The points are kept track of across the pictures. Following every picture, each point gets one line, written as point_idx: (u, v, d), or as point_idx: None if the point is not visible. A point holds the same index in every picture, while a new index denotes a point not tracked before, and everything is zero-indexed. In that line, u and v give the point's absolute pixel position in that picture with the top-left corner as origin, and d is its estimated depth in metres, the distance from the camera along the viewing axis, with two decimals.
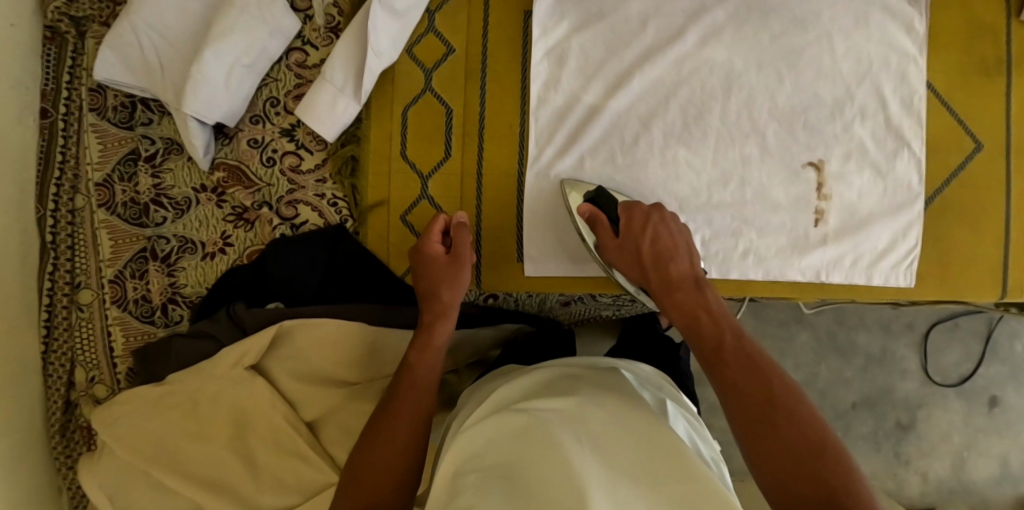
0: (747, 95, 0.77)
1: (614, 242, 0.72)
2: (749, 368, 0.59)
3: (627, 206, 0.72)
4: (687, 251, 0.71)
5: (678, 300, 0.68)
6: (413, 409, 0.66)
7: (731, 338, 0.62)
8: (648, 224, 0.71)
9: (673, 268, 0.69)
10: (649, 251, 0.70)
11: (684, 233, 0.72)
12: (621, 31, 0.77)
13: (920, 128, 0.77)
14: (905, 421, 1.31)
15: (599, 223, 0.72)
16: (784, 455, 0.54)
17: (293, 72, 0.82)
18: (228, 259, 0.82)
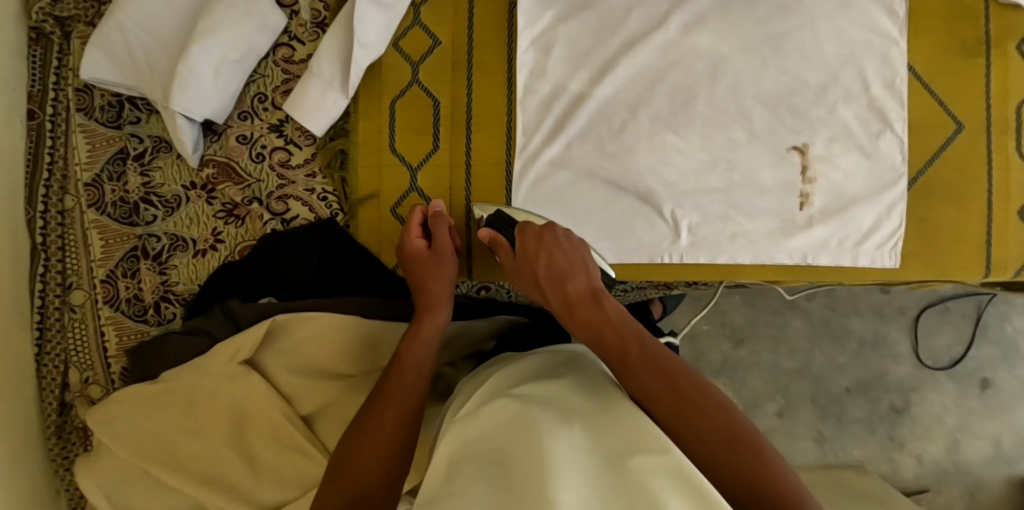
0: (732, 79, 0.77)
1: (514, 263, 0.70)
2: (652, 373, 0.56)
3: (520, 226, 0.70)
4: (584, 262, 0.68)
5: (579, 318, 0.63)
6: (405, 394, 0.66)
7: (635, 348, 0.59)
8: (541, 242, 0.69)
9: (573, 285, 0.65)
10: (546, 270, 0.67)
11: (580, 246, 0.70)
12: (606, 20, 0.77)
13: (903, 110, 0.78)
14: (899, 404, 1.33)
15: (499, 244, 0.71)
16: (705, 457, 0.51)
17: (280, 68, 0.82)
18: (220, 255, 0.82)
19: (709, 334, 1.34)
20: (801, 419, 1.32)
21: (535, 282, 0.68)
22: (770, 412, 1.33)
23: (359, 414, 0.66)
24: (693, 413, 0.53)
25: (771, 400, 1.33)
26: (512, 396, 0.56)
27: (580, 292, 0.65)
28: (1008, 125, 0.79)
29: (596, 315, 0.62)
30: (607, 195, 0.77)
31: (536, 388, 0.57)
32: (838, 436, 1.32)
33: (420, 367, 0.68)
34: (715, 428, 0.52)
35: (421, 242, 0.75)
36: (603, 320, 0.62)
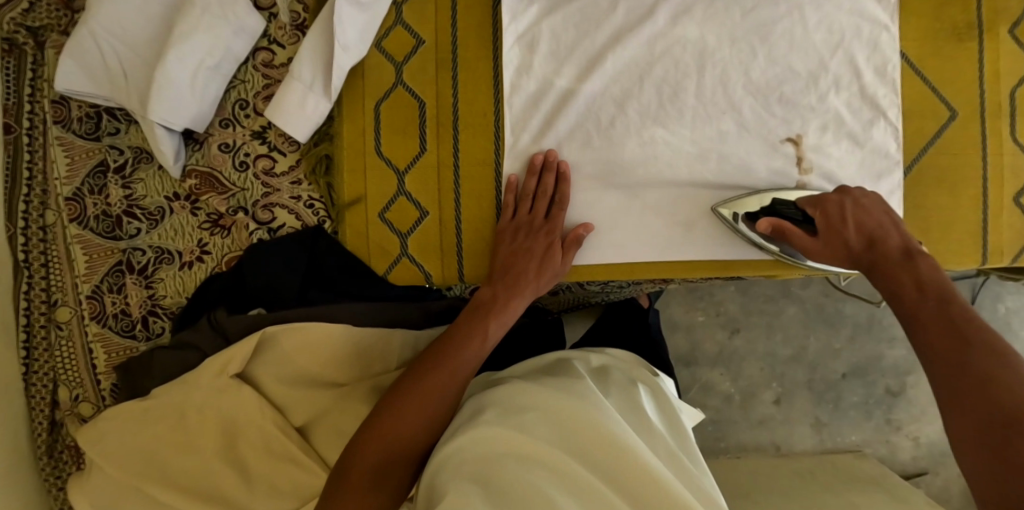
0: (720, 70, 0.76)
1: (811, 242, 0.70)
2: (943, 328, 0.56)
3: (814, 200, 0.71)
4: (892, 224, 0.69)
5: (889, 272, 0.64)
6: (427, 395, 0.66)
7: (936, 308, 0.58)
8: (845, 213, 0.69)
9: (886, 244, 0.67)
10: (856, 235, 0.68)
11: (882, 207, 0.70)
12: (592, 13, 0.76)
13: (896, 96, 0.77)
14: (894, 388, 1.34)
15: (792, 233, 0.70)
16: (976, 403, 0.50)
17: (260, 72, 0.80)
18: (206, 267, 0.80)
19: (705, 324, 1.34)
20: (798, 406, 1.34)
21: (847, 254, 0.69)
22: (768, 399, 1.34)
23: (381, 406, 0.66)
24: (974, 356, 0.53)
25: (768, 388, 1.33)
26: (488, 418, 0.60)
27: (897, 248, 0.66)
28: (1001, 110, 0.78)
29: (905, 271, 0.63)
30: (597, 193, 0.76)
31: (519, 400, 0.62)
32: (835, 420, 1.34)
33: (468, 362, 0.68)
34: (1000, 372, 0.51)
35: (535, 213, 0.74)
36: (914, 275, 0.62)
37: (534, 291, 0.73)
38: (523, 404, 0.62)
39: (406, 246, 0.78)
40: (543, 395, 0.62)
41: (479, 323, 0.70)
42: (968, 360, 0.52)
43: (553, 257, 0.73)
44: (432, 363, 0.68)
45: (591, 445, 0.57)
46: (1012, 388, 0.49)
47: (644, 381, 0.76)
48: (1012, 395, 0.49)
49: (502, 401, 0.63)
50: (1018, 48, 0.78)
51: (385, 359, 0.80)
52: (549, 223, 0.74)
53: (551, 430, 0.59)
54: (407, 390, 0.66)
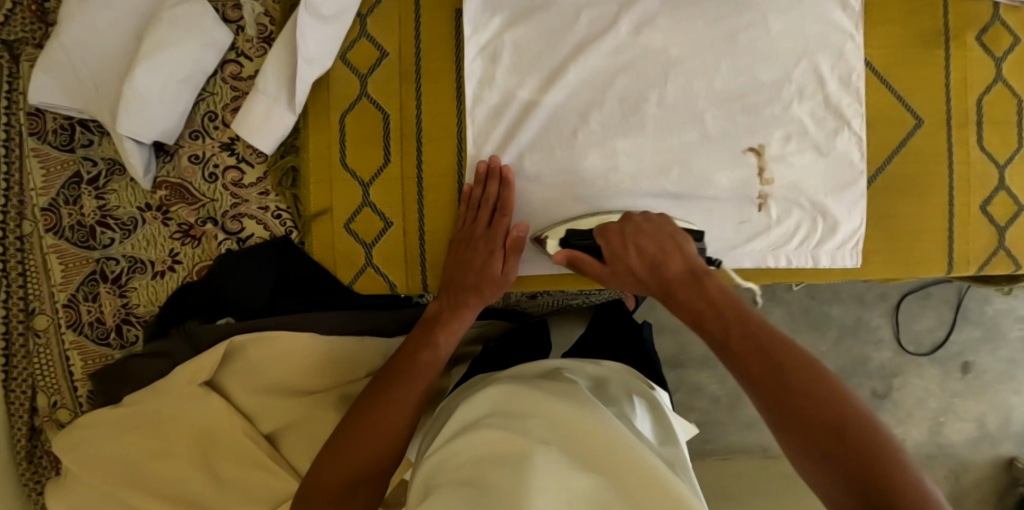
0: (683, 80, 0.76)
1: (603, 271, 0.70)
2: (753, 347, 0.56)
3: (602, 230, 0.71)
4: (676, 246, 0.68)
5: (681, 299, 0.63)
6: (392, 409, 0.68)
7: (737, 326, 0.58)
8: (627, 240, 0.69)
9: (668, 270, 0.66)
10: (639, 263, 0.68)
11: (666, 227, 0.69)
12: (554, 24, 0.76)
13: (860, 106, 0.77)
14: (881, 390, 1.33)
15: (584, 263, 0.71)
16: (812, 435, 0.51)
17: (229, 85, 0.81)
18: (177, 276, 0.82)
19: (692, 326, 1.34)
20: None
21: (635, 279, 0.68)
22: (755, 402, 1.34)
23: (347, 423, 0.68)
24: (788, 374, 0.53)
25: None
26: (489, 422, 0.59)
27: (679, 274, 0.65)
28: (968, 118, 0.78)
29: (696, 296, 0.63)
30: (558, 205, 0.76)
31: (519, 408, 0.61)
32: None
33: (431, 362, 0.72)
34: (819, 396, 0.52)
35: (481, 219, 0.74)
36: (708, 300, 0.61)
37: (478, 302, 0.75)
38: (522, 411, 0.61)
39: (371, 257, 0.79)
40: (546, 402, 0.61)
41: (446, 332, 0.73)
42: (786, 389, 0.53)
43: (494, 264, 0.74)
44: (391, 378, 0.70)
45: (593, 449, 0.55)
46: (834, 413, 0.51)
47: (639, 393, 0.79)
48: (841, 421, 0.50)
49: (505, 407, 0.62)
50: (985, 55, 0.78)
51: (355, 369, 0.81)
52: (490, 231, 0.74)
53: (551, 434, 0.57)
54: (374, 406, 0.68)
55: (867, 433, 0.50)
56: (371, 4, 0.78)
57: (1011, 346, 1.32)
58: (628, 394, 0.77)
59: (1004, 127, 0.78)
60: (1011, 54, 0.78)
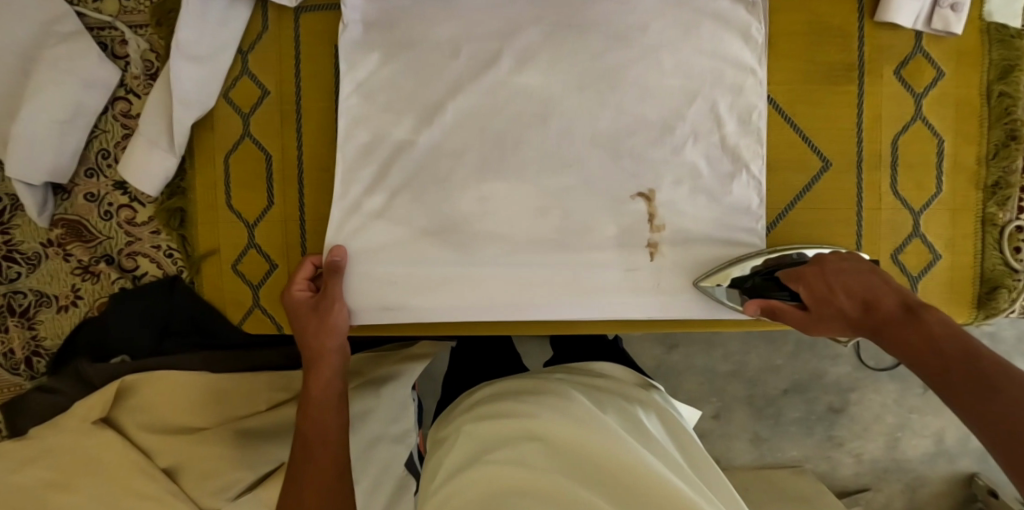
0: (566, 120, 0.71)
1: (805, 317, 0.61)
2: (982, 390, 0.46)
3: (791, 275, 0.63)
4: (884, 281, 0.58)
5: (896, 341, 0.53)
6: (323, 482, 0.65)
7: (958, 363, 0.48)
8: (831, 283, 0.59)
9: (882, 308, 0.56)
10: (849, 303, 0.58)
11: (866, 265, 0.60)
12: (428, 59, 0.72)
13: (760, 147, 0.72)
14: (837, 404, 1.28)
15: (780, 311, 0.63)
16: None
17: (119, 122, 0.81)
18: (80, 311, 0.84)
19: (642, 338, 1.29)
20: (737, 420, 1.29)
21: (846, 324, 0.58)
22: (706, 415, 1.30)
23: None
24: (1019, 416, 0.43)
25: (707, 403, 1.29)
26: (491, 460, 0.63)
27: (895, 308, 0.55)
28: (881, 159, 0.73)
29: (920, 335, 0.52)
30: (426, 249, 0.73)
31: (507, 450, 0.63)
32: (774, 436, 1.29)
33: (329, 403, 0.69)
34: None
35: (302, 292, 0.72)
36: (925, 341, 0.51)
37: (332, 341, 0.71)
38: (514, 439, 0.65)
39: (258, 298, 0.78)
40: (552, 424, 0.65)
41: (315, 375, 0.70)
42: (1020, 429, 0.42)
43: (314, 318, 0.71)
44: (304, 451, 0.67)
45: (598, 471, 0.61)
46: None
47: (638, 396, 0.78)
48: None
49: (492, 437, 0.66)
50: (902, 90, 0.72)
51: (253, 400, 0.83)
52: (297, 300, 0.72)
53: (552, 463, 0.62)
54: (301, 489, 0.65)
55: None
56: (252, 40, 0.76)
57: None
58: (631, 404, 0.74)
59: (919, 169, 0.73)
60: (932, 89, 0.72)
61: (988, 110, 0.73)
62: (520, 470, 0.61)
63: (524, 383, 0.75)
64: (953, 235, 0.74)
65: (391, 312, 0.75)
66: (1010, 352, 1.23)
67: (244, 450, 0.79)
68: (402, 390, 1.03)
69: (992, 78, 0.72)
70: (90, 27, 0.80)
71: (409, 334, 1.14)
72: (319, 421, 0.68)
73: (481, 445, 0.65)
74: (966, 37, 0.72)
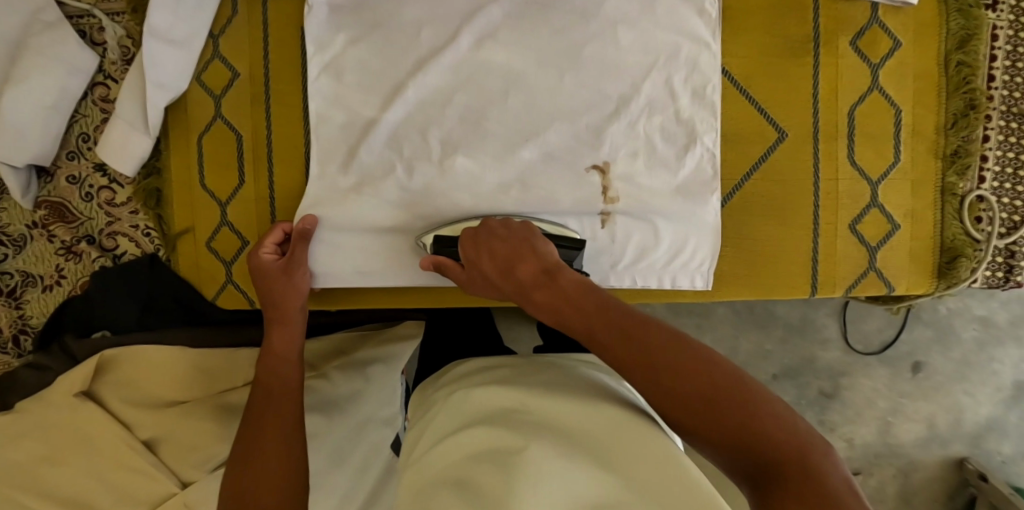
0: (526, 96, 0.73)
1: (464, 277, 0.67)
2: (630, 347, 0.51)
3: (462, 238, 0.67)
4: (526, 241, 0.63)
5: (537, 305, 0.58)
6: (280, 429, 0.65)
7: (599, 320, 0.54)
8: (480, 247, 0.64)
9: (522, 272, 0.60)
10: (492, 266, 0.63)
11: (523, 232, 0.64)
12: (394, 40, 0.74)
13: (715, 120, 0.73)
14: (828, 389, 1.25)
15: (446, 268, 0.67)
16: (677, 407, 0.49)
17: (99, 107, 0.84)
18: (63, 290, 0.87)
19: None
20: None
21: (491, 284, 0.64)
22: None
23: (235, 466, 0.63)
24: (662, 371, 0.50)
25: None
26: (479, 430, 0.60)
27: (531, 275, 0.60)
28: (838, 131, 0.73)
29: (555, 296, 0.57)
30: (380, 218, 0.76)
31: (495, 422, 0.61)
32: None
33: (288, 358, 0.71)
34: (684, 367, 0.50)
35: (269, 255, 0.74)
36: (562, 299, 0.57)
37: (297, 299, 0.73)
38: (507, 416, 0.61)
39: (232, 273, 0.81)
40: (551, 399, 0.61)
41: (275, 329, 0.72)
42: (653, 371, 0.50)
43: (278, 279, 0.72)
44: (263, 396, 0.68)
45: (590, 442, 0.55)
46: (705, 392, 0.49)
47: None
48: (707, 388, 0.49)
49: (485, 412, 0.63)
50: (859, 61, 0.73)
51: (231, 377, 0.86)
52: (264, 261, 0.73)
53: (545, 432, 0.58)
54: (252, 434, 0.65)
55: (761, 404, 0.48)
56: (222, 25, 0.78)
57: (964, 347, 1.24)
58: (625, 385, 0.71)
59: (879, 140, 0.73)
60: (888, 60, 0.73)
61: (946, 80, 0.73)
62: (507, 441, 0.57)
63: (520, 367, 0.72)
64: (915, 205, 0.74)
65: (364, 280, 0.78)
66: (1004, 335, 1.23)
67: (222, 423, 0.82)
68: (393, 373, 1.04)
69: (951, 47, 0.73)
70: (70, 16, 0.83)
71: (390, 313, 1.13)
72: (274, 368, 0.70)
73: (472, 417, 0.63)
74: (924, 8, 0.73)
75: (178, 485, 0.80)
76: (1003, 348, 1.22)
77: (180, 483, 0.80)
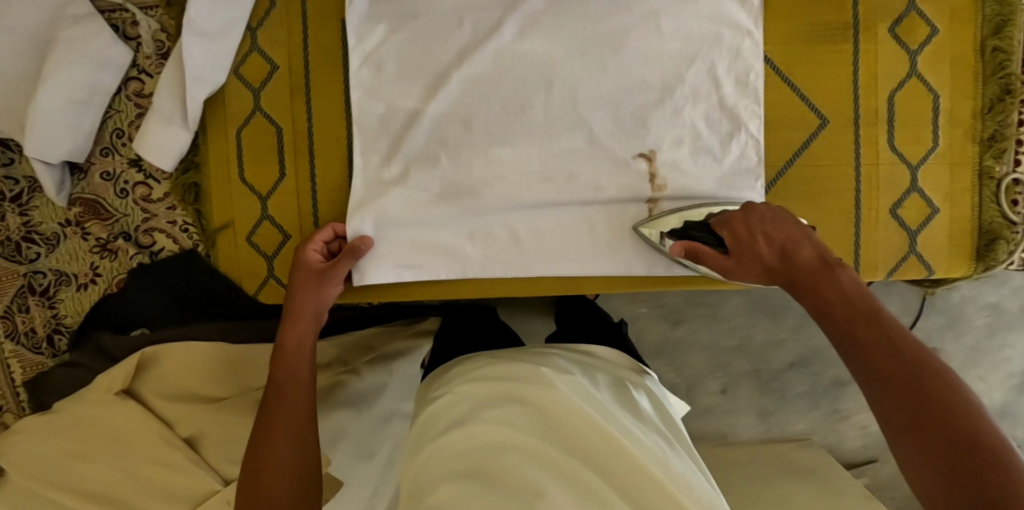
0: (568, 85, 0.73)
1: (725, 262, 0.62)
2: (899, 362, 0.48)
3: (722, 218, 0.64)
4: (803, 232, 0.60)
5: (817, 290, 0.56)
6: (293, 415, 0.62)
7: (867, 325, 0.51)
8: (752, 228, 0.61)
9: (801, 258, 0.58)
10: (769, 250, 0.60)
11: (787, 214, 0.62)
12: (435, 30, 0.74)
13: (758, 107, 0.73)
14: (842, 378, 1.29)
15: (703, 254, 0.64)
16: (925, 437, 0.44)
17: (133, 102, 0.83)
18: (99, 288, 0.86)
19: (648, 317, 1.28)
20: (742, 396, 1.30)
21: (761, 271, 0.61)
22: (714, 390, 1.30)
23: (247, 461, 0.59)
24: (921, 395, 0.46)
25: (712, 378, 1.29)
26: (483, 418, 0.59)
27: (811, 258, 0.58)
28: (877, 117, 0.74)
29: (834, 289, 0.55)
30: (430, 212, 0.75)
31: (496, 411, 0.60)
32: (781, 409, 1.30)
33: (300, 356, 0.66)
34: (944, 403, 0.45)
35: (316, 254, 0.73)
36: (841, 295, 0.54)
37: (315, 298, 0.70)
38: (501, 405, 0.60)
39: (273, 268, 0.80)
40: (546, 388, 0.60)
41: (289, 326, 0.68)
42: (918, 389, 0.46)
43: (312, 279, 0.71)
44: (277, 394, 0.63)
45: (577, 436, 0.56)
46: (959, 435, 0.43)
47: (632, 380, 0.73)
48: (945, 404, 0.45)
49: (479, 398, 0.62)
50: (897, 47, 0.74)
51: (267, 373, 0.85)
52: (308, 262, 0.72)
53: (536, 423, 0.58)
54: (268, 427, 0.61)
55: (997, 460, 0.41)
56: (260, 17, 0.78)
57: (976, 332, 1.24)
58: (621, 381, 0.72)
59: (917, 125, 0.74)
60: (926, 46, 0.74)
61: (982, 65, 0.74)
62: (502, 436, 0.57)
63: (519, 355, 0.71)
64: (951, 189, 0.75)
65: (405, 277, 0.77)
66: (1016, 322, 1.23)
67: None
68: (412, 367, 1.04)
69: (987, 33, 0.73)
70: (101, 10, 0.83)
71: (414, 305, 1.12)
72: (291, 367, 0.66)
73: (470, 403, 0.62)
74: None
75: (221, 483, 0.77)
76: (1015, 333, 1.23)
77: (221, 481, 0.77)
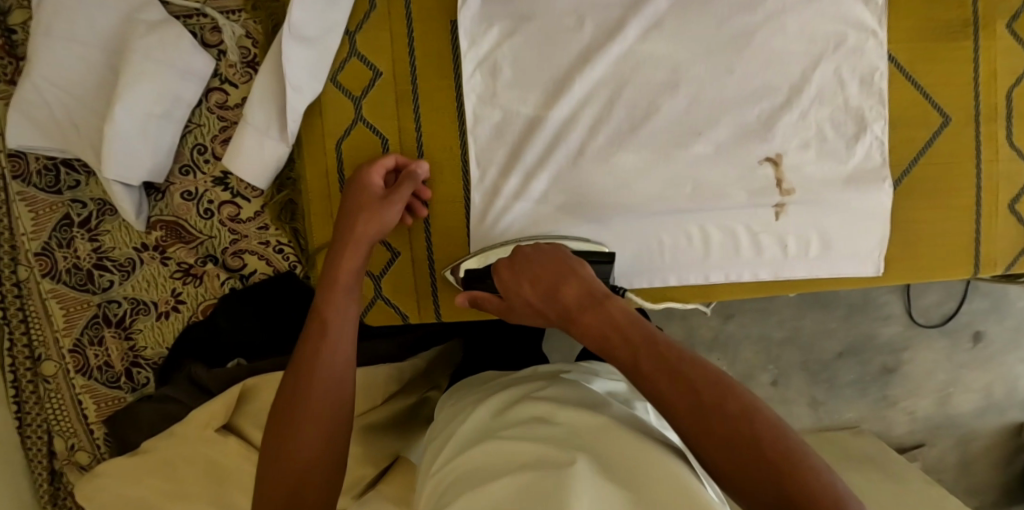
0: (694, 88, 0.71)
1: (501, 305, 0.63)
2: (683, 384, 0.45)
3: (515, 248, 0.62)
4: (572, 267, 0.58)
5: (582, 326, 0.52)
6: (324, 414, 0.57)
7: (648, 352, 0.47)
8: (519, 274, 0.59)
9: (563, 296, 0.55)
10: (534, 292, 0.58)
11: (559, 251, 0.60)
12: (554, 32, 0.70)
13: (882, 107, 0.72)
14: (891, 364, 1.23)
15: (483, 299, 0.64)
16: (721, 454, 0.42)
17: (215, 115, 0.78)
18: (183, 316, 0.81)
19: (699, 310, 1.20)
20: (794, 385, 1.23)
21: (534, 312, 0.59)
22: (764, 382, 1.23)
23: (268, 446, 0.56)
24: (711, 412, 0.43)
25: (763, 371, 1.22)
26: (502, 435, 0.49)
27: (577, 298, 0.55)
28: (997, 112, 0.74)
29: (601, 319, 0.51)
30: (560, 226, 0.73)
31: (518, 429, 0.49)
32: (831, 399, 1.23)
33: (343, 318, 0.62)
34: (738, 419, 0.43)
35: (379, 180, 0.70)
36: (609, 324, 0.51)
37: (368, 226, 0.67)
38: (511, 425, 0.50)
39: (380, 288, 0.76)
40: (572, 411, 0.49)
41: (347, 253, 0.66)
42: (703, 409, 0.43)
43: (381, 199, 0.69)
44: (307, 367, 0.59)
45: (609, 457, 0.43)
46: (745, 450, 0.41)
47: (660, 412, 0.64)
48: (740, 425, 0.42)
49: (488, 425, 0.52)
50: (1015, 43, 0.73)
51: (369, 396, 0.81)
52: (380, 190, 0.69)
53: (562, 438, 0.46)
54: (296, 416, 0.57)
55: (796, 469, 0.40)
56: (359, 20, 0.73)
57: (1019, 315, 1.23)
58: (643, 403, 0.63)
59: None
60: None
61: None
62: (512, 449, 0.46)
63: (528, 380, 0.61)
64: None
65: None
66: None
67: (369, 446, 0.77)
68: None
69: None
70: (175, 16, 0.76)
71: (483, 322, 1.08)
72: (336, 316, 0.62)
73: (469, 428, 0.53)
74: None
75: None
76: None
77: None
